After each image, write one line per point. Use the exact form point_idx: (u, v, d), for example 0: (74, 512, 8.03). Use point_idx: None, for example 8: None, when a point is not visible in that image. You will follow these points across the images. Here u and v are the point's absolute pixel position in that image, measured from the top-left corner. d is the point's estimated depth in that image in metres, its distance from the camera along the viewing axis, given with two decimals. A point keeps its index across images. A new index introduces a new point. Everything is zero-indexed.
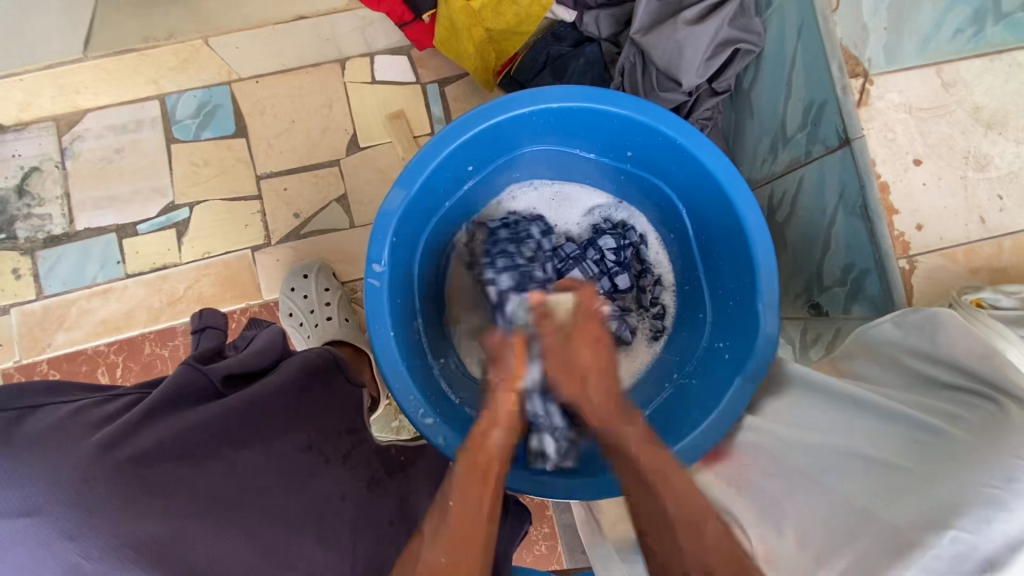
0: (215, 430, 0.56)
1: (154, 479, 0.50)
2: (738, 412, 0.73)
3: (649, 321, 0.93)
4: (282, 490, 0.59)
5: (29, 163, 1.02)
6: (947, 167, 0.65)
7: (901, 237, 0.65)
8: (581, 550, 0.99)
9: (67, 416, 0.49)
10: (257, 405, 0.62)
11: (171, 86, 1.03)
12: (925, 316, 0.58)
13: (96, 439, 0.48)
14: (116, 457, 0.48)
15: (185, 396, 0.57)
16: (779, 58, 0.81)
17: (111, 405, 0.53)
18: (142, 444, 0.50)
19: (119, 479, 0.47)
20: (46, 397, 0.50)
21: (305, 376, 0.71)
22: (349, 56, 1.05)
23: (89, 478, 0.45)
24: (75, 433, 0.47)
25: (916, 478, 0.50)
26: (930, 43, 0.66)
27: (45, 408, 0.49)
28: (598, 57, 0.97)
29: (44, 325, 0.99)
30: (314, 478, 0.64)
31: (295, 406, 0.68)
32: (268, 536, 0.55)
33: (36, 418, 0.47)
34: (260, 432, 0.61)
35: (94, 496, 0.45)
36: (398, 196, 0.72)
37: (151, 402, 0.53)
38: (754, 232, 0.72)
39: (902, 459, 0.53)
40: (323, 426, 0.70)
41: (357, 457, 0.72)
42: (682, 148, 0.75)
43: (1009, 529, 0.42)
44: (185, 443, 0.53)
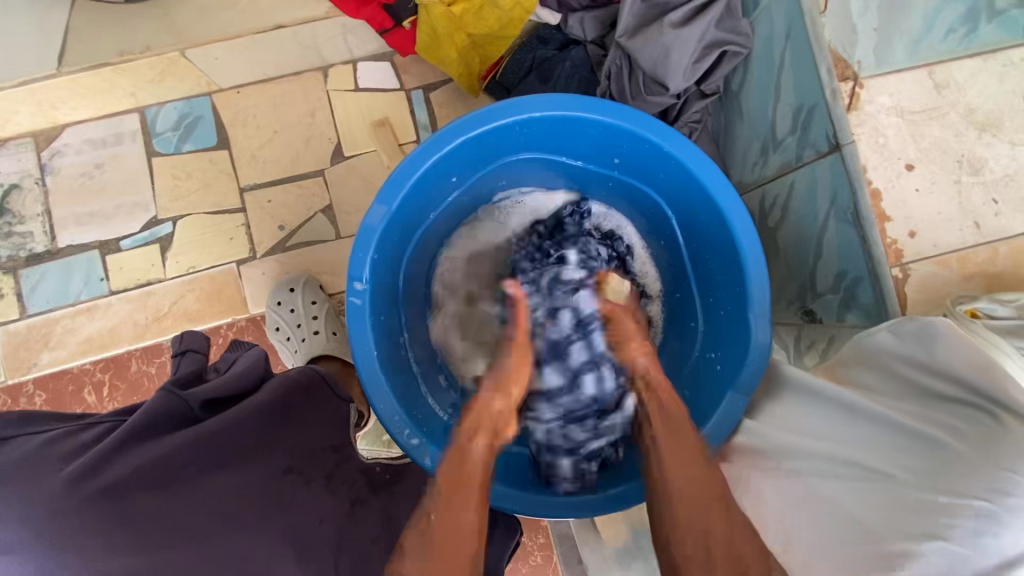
0: (191, 456, 0.55)
1: (131, 510, 0.49)
2: (731, 425, 0.71)
3: None
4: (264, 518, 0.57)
5: (8, 180, 1.00)
6: (940, 171, 0.64)
7: (894, 244, 0.64)
8: (576, 560, 0.98)
9: (38, 448, 0.48)
10: (239, 423, 0.61)
11: (151, 98, 1.01)
12: (921, 325, 0.55)
13: (65, 473, 0.47)
14: (86, 492, 0.47)
15: (162, 423, 0.57)
16: (768, 59, 0.79)
17: (87, 433, 0.53)
18: (115, 474, 0.49)
19: (90, 516, 0.47)
20: (19, 428, 0.50)
21: (287, 392, 0.69)
22: (331, 63, 1.03)
23: (57, 512, 0.45)
24: (46, 467, 0.47)
25: (911, 494, 0.50)
26: (921, 43, 0.64)
27: (17, 439, 0.49)
28: (584, 60, 0.95)
29: (28, 345, 0.98)
30: (295, 500, 0.62)
31: (280, 423, 0.67)
32: (254, 562, 0.54)
33: (9, 449, 0.48)
34: (245, 450, 0.60)
35: (62, 535, 0.45)
36: (380, 211, 0.71)
37: (126, 430, 0.53)
38: (743, 238, 0.71)
39: (897, 471, 0.53)
40: (306, 445, 0.68)
41: (341, 478, 0.70)
42: (668, 155, 0.73)
43: (1005, 546, 0.44)
44: (162, 469, 0.53)
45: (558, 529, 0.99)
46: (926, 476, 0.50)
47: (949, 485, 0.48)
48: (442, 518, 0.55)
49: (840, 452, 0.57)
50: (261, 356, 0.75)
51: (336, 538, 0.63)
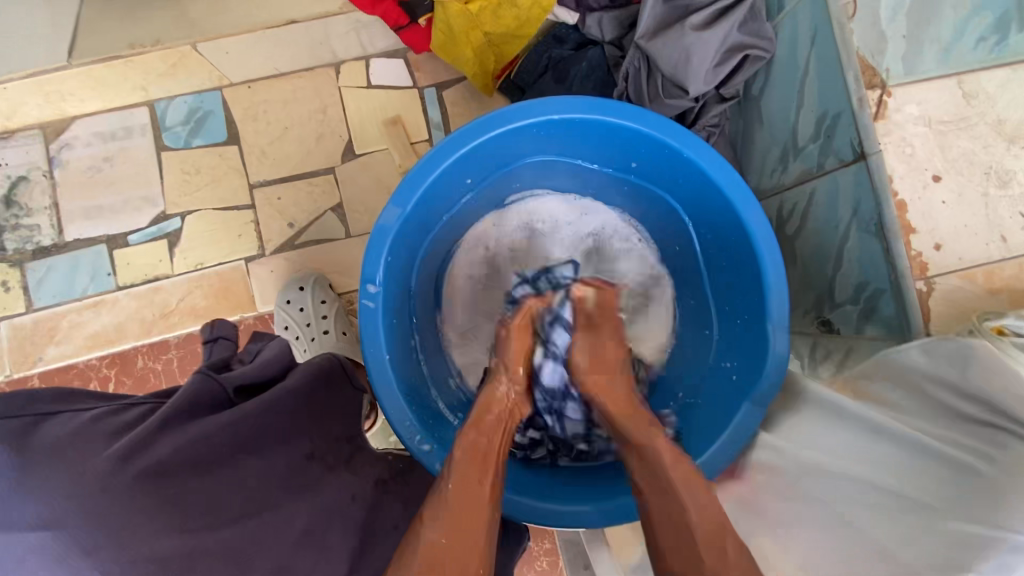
0: (229, 437, 0.56)
1: (173, 492, 0.50)
2: (747, 436, 0.70)
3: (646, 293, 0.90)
4: (293, 495, 0.58)
5: (16, 172, 0.99)
6: (967, 183, 0.62)
7: (918, 257, 0.62)
8: (582, 566, 0.97)
9: (81, 426, 0.49)
10: (273, 407, 0.61)
11: (161, 92, 1.00)
12: (959, 347, 0.53)
13: (111, 452, 0.48)
14: (131, 472, 0.48)
15: (201, 403, 0.57)
16: (791, 65, 0.77)
17: (129, 412, 0.53)
18: (159, 455, 0.50)
19: (136, 494, 0.47)
20: (61, 405, 0.50)
21: (313, 382, 0.69)
22: (344, 59, 1.02)
23: (105, 492, 0.46)
24: (94, 443, 0.48)
25: (932, 520, 0.48)
26: (951, 50, 0.63)
27: (61, 415, 0.49)
28: (601, 61, 0.93)
29: (34, 339, 0.97)
30: (321, 483, 0.62)
31: (308, 411, 0.66)
32: (284, 551, 0.54)
33: (52, 425, 0.48)
34: (276, 435, 0.61)
35: (107, 514, 0.45)
36: (394, 211, 0.70)
37: (168, 410, 0.53)
38: (763, 246, 0.69)
39: (918, 493, 0.51)
40: (326, 434, 0.67)
41: (361, 462, 0.69)
42: (688, 161, 0.72)
43: None
44: (201, 453, 0.53)
45: (565, 535, 0.99)
46: (950, 501, 0.48)
47: (970, 511, 0.46)
48: (458, 486, 0.54)
49: (860, 469, 0.56)
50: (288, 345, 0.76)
51: (363, 521, 0.63)
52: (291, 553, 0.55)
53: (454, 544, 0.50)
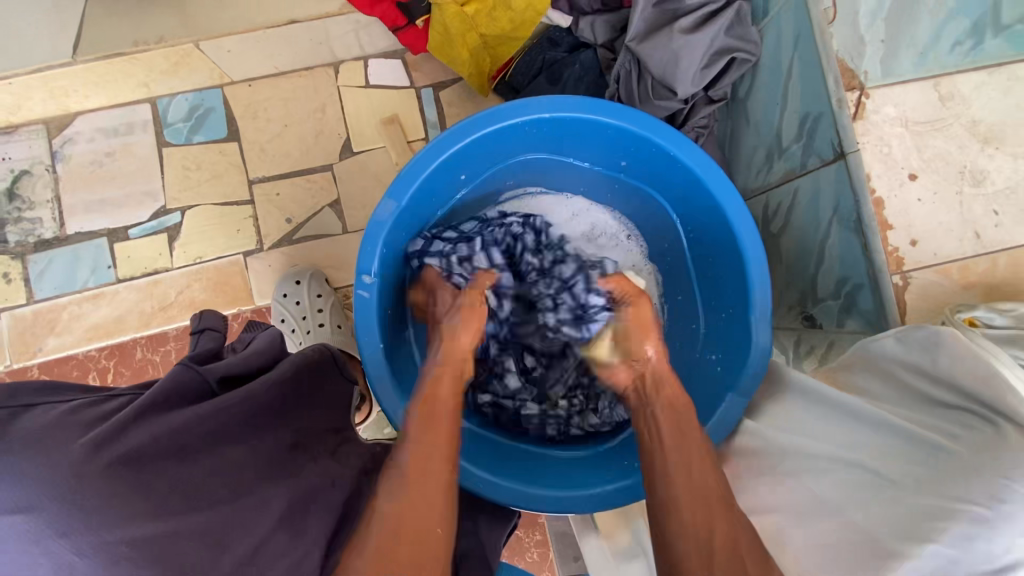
0: (207, 427, 0.57)
1: (147, 479, 0.50)
2: (730, 424, 0.73)
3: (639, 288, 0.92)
4: (276, 486, 0.59)
5: (19, 166, 1.01)
6: (942, 181, 0.65)
7: (895, 252, 0.65)
8: (572, 558, 0.99)
9: (59, 416, 0.50)
10: (251, 399, 0.62)
11: (164, 89, 1.02)
12: (930, 334, 0.55)
13: (86, 439, 0.48)
14: (107, 459, 0.48)
15: (182, 396, 0.58)
16: (775, 68, 0.80)
17: (107, 403, 0.54)
18: (135, 443, 0.51)
19: (112, 480, 0.48)
20: (42, 396, 0.51)
21: (298, 373, 0.71)
22: (343, 59, 1.04)
23: (80, 478, 0.46)
24: (71, 432, 0.49)
25: (905, 495, 0.50)
26: (927, 55, 0.65)
27: (39, 407, 0.50)
28: (593, 63, 0.96)
29: (34, 330, 0.99)
30: (304, 473, 0.63)
31: (287, 405, 0.67)
32: (263, 533, 0.55)
33: (29, 417, 0.49)
34: (252, 428, 0.61)
35: (82, 500, 0.46)
36: (389, 206, 0.72)
37: (146, 401, 0.54)
38: (746, 241, 0.72)
39: (892, 472, 0.53)
40: (311, 425, 0.69)
41: (344, 453, 0.71)
42: (676, 160, 0.74)
43: (991, 550, 0.43)
44: (180, 442, 0.54)
45: (555, 526, 1.01)
46: (922, 477, 0.50)
47: (944, 489, 0.48)
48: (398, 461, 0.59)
49: (834, 449, 0.58)
50: (277, 336, 0.78)
51: (341, 510, 0.64)
52: (266, 538, 0.55)
53: (397, 514, 0.54)
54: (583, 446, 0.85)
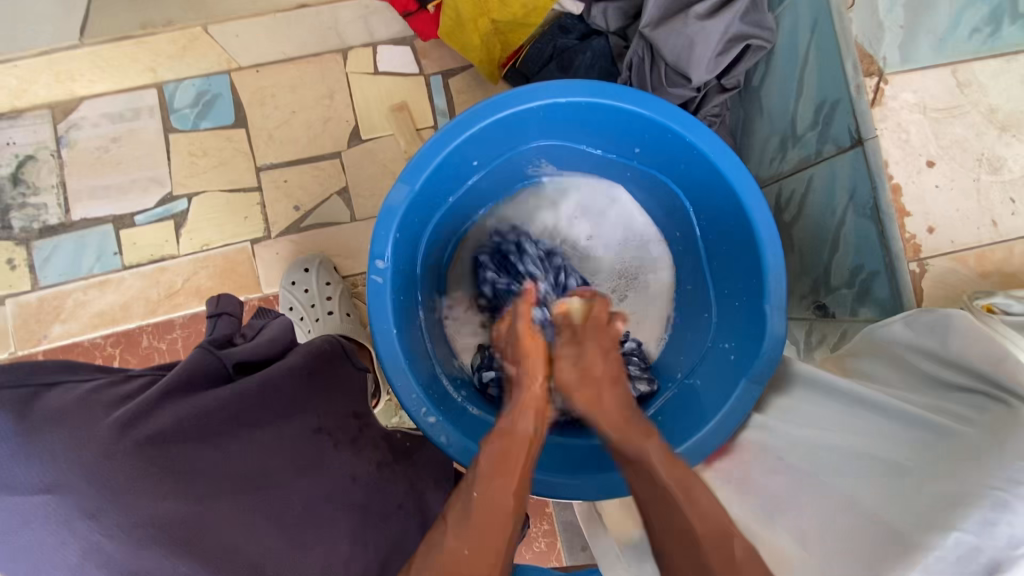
0: (231, 411, 0.56)
1: (175, 460, 0.50)
2: (744, 411, 0.72)
3: (653, 274, 0.92)
4: (298, 472, 0.59)
5: (24, 151, 1.00)
6: (960, 169, 0.64)
7: (912, 239, 0.64)
8: (580, 547, 0.99)
9: (82, 396, 0.49)
10: (273, 385, 0.62)
11: (170, 74, 1.01)
12: (937, 317, 0.55)
13: (115, 418, 0.48)
14: (134, 438, 0.48)
15: (202, 377, 0.57)
16: (791, 55, 0.79)
17: (129, 385, 0.53)
18: (161, 423, 0.50)
19: (139, 460, 0.48)
20: (63, 374, 0.50)
21: (312, 360, 0.70)
22: (351, 46, 1.03)
23: (108, 458, 0.46)
24: (96, 410, 0.48)
25: (914, 484, 0.50)
26: (946, 42, 0.65)
27: (63, 385, 0.49)
28: (605, 51, 0.95)
29: (39, 316, 0.98)
30: (326, 458, 0.63)
31: (308, 391, 0.67)
32: (287, 516, 0.56)
33: (52, 396, 0.48)
34: (275, 411, 0.61)
35: (110, 478, 0.46)
36: (402, 190, 0.71)
37: (169, 382, 0.53)
38: (761, 228, 0.71)
39: (906, 459, 0.52)
40: (332, 410, 0.69)
41: (364, 441, 0.70)
42: (690, 146, 0.74)
43: (1011, 531, 0.42)
44: (204, 424, 0.53)
45: (563, 516, 1.01)
46: (934, 465, 0.50)
47: (952, 469, 0.48)
48: (483, 494, 0.54)
49: (848, 442, 0.58)
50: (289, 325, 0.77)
51: (362, 499, 0.64)
52: (290, 523, 0.56)
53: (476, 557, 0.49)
54: (579, 432, 0.83)
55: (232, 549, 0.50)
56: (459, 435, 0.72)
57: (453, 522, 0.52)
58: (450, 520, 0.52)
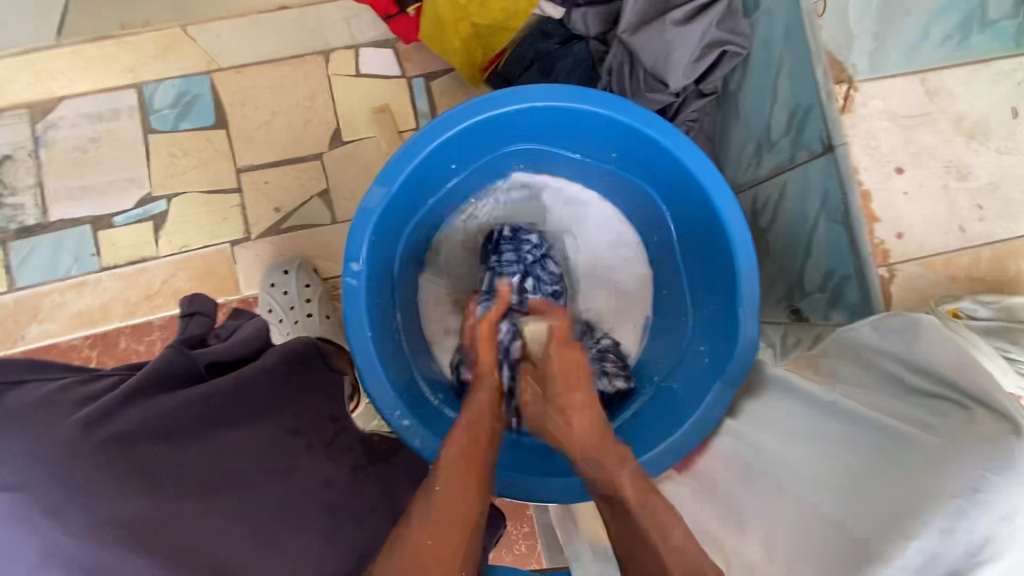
0: (199, 411, 0.56)
1: (140, 459, 0.50)
2: (717, 414, 0.73)
3: (632, 276, 0.93)
4: (269, 475, 0.58)
5: (1, 150, 0.99)
6: (928, 175, 0.65)
7: (881, 245, 0.65)
8: (560, 550, 0.99)
9: (48, 395, 0.49)
10: (244, 387, 0.61)
11: (151, 75, 1.01)
12: (907, 321, 0.56)
13: (78, 418, 0.48)
14: (98, 438, 0.48)
15: (174, 376, 0.57)
16: (765, 60, 0.80)
17: (97, 383, 0.53)
18: (125, 424, 0.50)
19: (103, 461, 0.48)
20: (30, 373, 0.51)
21: (287, 363, 0.69)
22: (333, 47, 1.03)
23: (72, 457, 0.46)
24: (60, 411, 0.48)
25: (877, 486, 0.50)
26: (915, 50, 0.66)
27: (28, 384, 0.50)
28: (586, 55, 0.97)
29: (15, 318, 0.97)
30: (299, 460, 0.63)
31: (282, 393, 0.66)
32: (256, 520, 0.55)
33: (17, 395, 0.48)
34: (246, 413, 0.61)
35: (74, 477, 0.46)
36: (378, 193, 0.71)
37: (137, 381, 0.53)
38: (734, 233, 0.72)
39: (865, 462, 0.53)
40: (308, 412, 0.69)
41: (341, 444, 0.70)
42: (666, 150, 0.74)
43: (969, 537, 0.42)
44: (172, 424, 0.54)
45: (543, 518, 1.01)
46: (894, 468, 0.50)
47: (914, 474, 0.48)
48: (445, 493, 0.55)
49: (814, 446, 0.59)
50: (263, 325, 0.76)
51: (334, 503, 0.63)
52: (257, 527, 0.55)
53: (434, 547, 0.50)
54: None
55: (197, 550, 0.50)
56: (433, 439, 0.72)
57: (417, 516, 0.53)
58: (414, 514, 0.54)
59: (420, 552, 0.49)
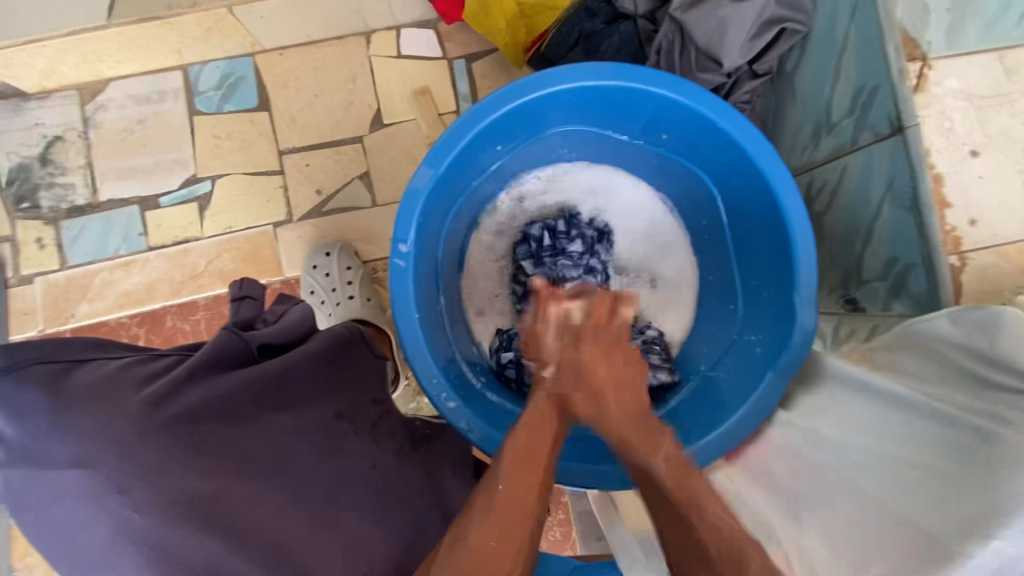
0: (254, 394, 0.57)
1: (202, 438, 0.51)
2: (770, 405, 0.71)
3: (678, 261, 0.91)
4: (321, 457, 0.59)
5: (52, 132, 1.01)
6: (1005, 159, 0.61)
7: (953, 232, 0.62)
8: (596, 538, 0.99)
9: (112, 372, 0.51)
10: (293, 369, 0.63)
11: (195, 56, 1.01)
12: (987, 314, 0.53)
13: (142, 396, 0.49)
14: (164, 415, 0.49)
15: (224, 360, 0.58)
16: (828, 38, 0.77)
17: (157, 363, 0.54)
18: (188, 402, 0.51)
19: (169, 437, 0.48)
20: (90, 353, 0.52)
21: (334, 345, 0.71)
22: (374, 28, 1.03)
23: (141, 433, 0.47)
24: (124, 389, 0.49)
25: (952, 483, 0.48)
26: (995, 25, 0.62)
27: (89, 363, 0.51)
28: (633, 34, 0.93)
29: (66, 295, 1.00)
30: (349, 441, 0.63)
31: (329, 377, 0.68)
32: (312, 500, 0.55)
33: (84, 371, 0.50)
34: (295, 398, 0.61)
35: (139, 452, 0.46)
36: (427, 173, 0.71)
37: (193, 363, 0.54)
38: (793, 218, 0.69)
39: (936, 460, 0.51)
40: (354, 396, 0.70)
41: (385, 428, 0.71)
42: (721, 132, 0.72)
43: None
44: (229, 406, 0.54)
45: (579, 505, 1.01)
46: (974, 465, 0.47)
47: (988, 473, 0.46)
48: (510, 491, 0.52)
49: (878, 443, 0.57)
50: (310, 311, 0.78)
51: (383, 486, 0.64)
52: (312, 511, 0.55)
53: (498, 554, 0.49)
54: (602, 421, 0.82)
55: (259, 527, 0.50)
56: (479, 421, 0.72)
57: (479, 513, 0.51)
58: (475, 507, 0.52)
59: (483, 556, 0.48)
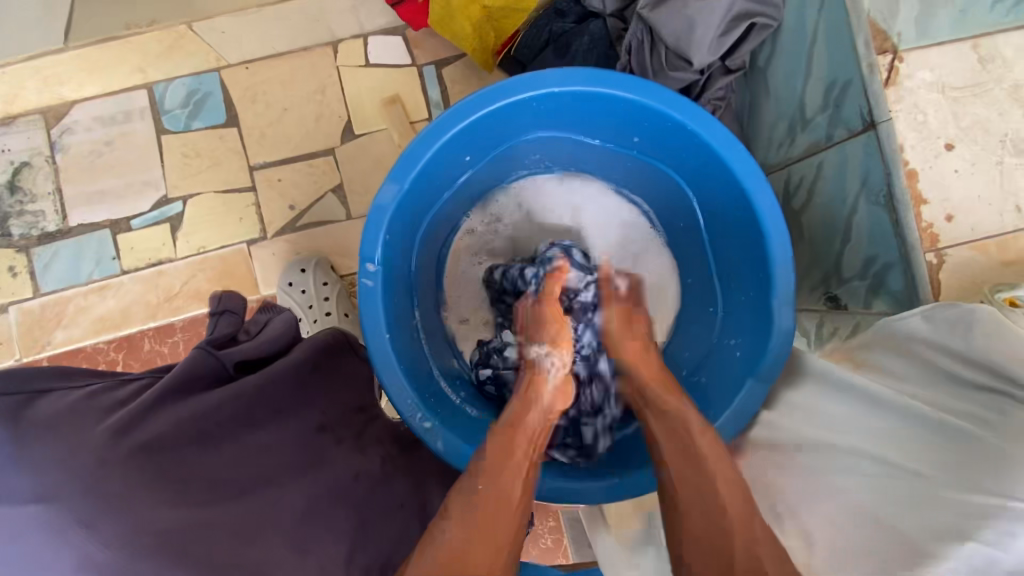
0: (231, 413, 0.56)
1: (170, 466, 0.49)
2: (751, 412, 0.70)
3: (656, 262, 0.89)
4: (296, 477, 0.58)
5: (19, 158, 1.00)
6: (981, 151, 0.60)
7: (930, 228, 0.60)
8: (587, 545, 0.98)
9: (78, 401, 0.49)
10: (269, 386, 0.61)
11: (160, 75, 1.00)
12: (960, 312, 0.52)
13: (105, 427, 0.48)
14: (127, 447, 0.47)
15: (197, 380, 0.56)
16: (799, 31, 0.75)
17: (123, 390, 0.52)
18: (153, 431, 0.50)
19: (134, 468, 0.47)
20: (59, 380, 0.50)
21: (315, 358, 0.69)
22: (341, 38, 1.01)
23: (103, 465, 0.46)
24: (89, 418, 0.48)
25: (934, 488, 0.47)
26: (966, 14, 0.60)
27: (56, 391, 0.49)
28: (603, 33, 0.91)
29: (42, 323, 0.98)
30: (328, 458, 0.62)
31: (306, 391, 0.66)
32: (286, 524, 0.54)
33: (49, 401, 0.48)
34: (269, 415, 0.60)
35: (106, 482, 0.45)
36: (391, 189, 0.69)
37: (161, 388, 0.52)
38: (767, 218, 0.68)
39: (913, 463, 0.49)
40: (333, 409, 0.68)
41: (369, 443, 0.70)
42: (691, 133, 0.70)
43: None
44: (200, 430, 0.53)
45: (569, 512, 1.00)
46: (952, 469, 0.46)
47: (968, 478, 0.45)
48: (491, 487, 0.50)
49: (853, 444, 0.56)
50: (293, 320, 0.76)
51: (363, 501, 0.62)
52: (287, 535, 0.54)
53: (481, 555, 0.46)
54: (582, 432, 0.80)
55: (227, 561, 0.48)
56: (456, 441, 0.70)
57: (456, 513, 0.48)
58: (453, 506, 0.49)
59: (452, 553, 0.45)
